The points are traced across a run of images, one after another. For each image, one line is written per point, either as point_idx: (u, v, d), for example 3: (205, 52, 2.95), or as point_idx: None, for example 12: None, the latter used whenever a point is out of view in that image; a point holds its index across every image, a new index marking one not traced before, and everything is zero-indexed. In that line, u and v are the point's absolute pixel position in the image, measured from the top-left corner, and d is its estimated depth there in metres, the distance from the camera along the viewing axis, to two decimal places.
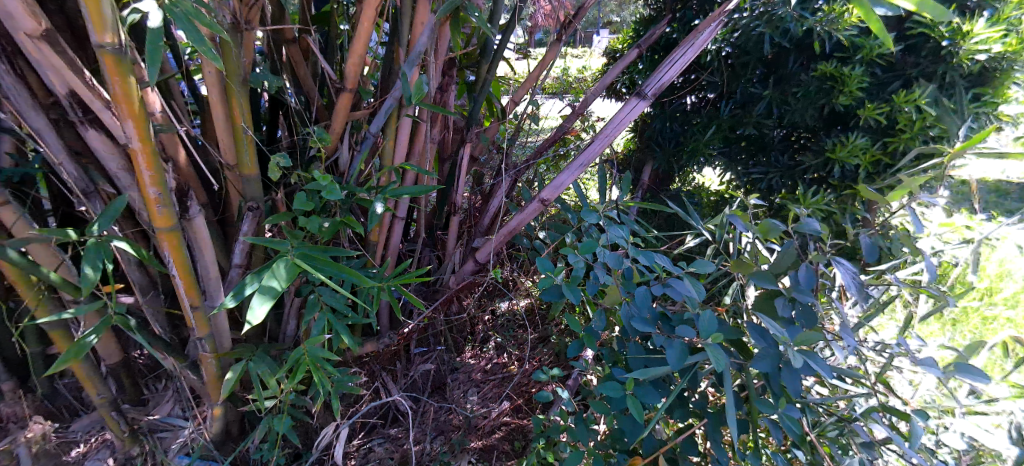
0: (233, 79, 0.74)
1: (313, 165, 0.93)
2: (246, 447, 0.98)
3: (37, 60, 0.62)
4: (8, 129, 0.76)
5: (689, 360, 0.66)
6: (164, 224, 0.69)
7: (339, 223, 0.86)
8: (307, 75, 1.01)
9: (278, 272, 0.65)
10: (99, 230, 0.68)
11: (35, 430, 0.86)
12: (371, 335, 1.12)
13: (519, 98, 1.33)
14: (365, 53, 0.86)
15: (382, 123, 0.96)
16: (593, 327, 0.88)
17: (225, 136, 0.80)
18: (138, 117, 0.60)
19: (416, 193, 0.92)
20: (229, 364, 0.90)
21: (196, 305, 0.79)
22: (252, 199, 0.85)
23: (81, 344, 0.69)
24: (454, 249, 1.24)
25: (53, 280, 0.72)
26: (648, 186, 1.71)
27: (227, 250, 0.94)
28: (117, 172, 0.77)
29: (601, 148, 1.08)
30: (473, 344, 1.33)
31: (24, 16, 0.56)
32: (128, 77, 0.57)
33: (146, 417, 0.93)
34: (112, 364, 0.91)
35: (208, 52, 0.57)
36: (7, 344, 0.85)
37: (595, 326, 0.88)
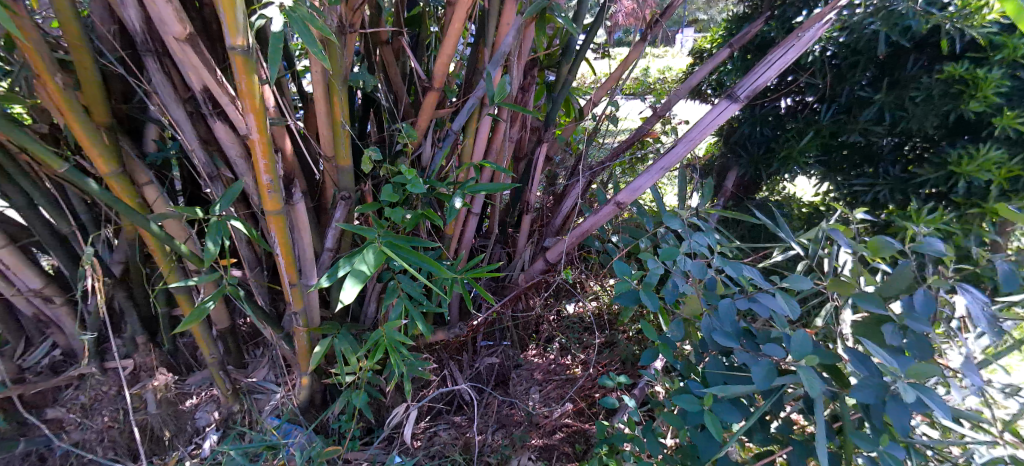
0: (335, 78, 0.81)
1: (400, 160, 0.99)
2: (328, 416, 1.06)
3: (181, 60, 0.72)
4: (154, 119, 0.88)
5: (777, 380, 0.62)
6: (273, 207, 0.78)
7: (420, 215, 0.91)
8: (397, 75, 1.07)
9: (367, 258, 0.70)
10: (220, 210, 0.78)
11: (160, 380, 1.00)
12: (441, 324, 1.16)
13: (598, 100, 1.30)
14: (454, 54, 0.90)
15: (463, 122, 0.99)
16: (669, 336, 0.84)
17: (326, 130, 0.87)
18: (257, 111, 0.67)
19: (493, 190, 0.95)
20: (318, 338, 0.99)
21: (294, 282, 0.88)
22: (345, 189, 0.92)
23: (200, 309, 0.81)
24: (525, 248, 1.25)
25: (182, 251, 0.84)
26: (732, 194, 1.61)
27: (321, 235, 1.02)
28: (235, 159, 0.87)
29: (684, 152, 1.03)
30: (538, 343, 1.34)
31: (174, 21, 0.65)
32: (252, 75, 0.64)
33: (245, 379, 1.07)
34: (221, 329, 1.03)
35: (319, 53, 0.63)
36: (143, 303, 0.99)
37: (672, 335, 0.85)
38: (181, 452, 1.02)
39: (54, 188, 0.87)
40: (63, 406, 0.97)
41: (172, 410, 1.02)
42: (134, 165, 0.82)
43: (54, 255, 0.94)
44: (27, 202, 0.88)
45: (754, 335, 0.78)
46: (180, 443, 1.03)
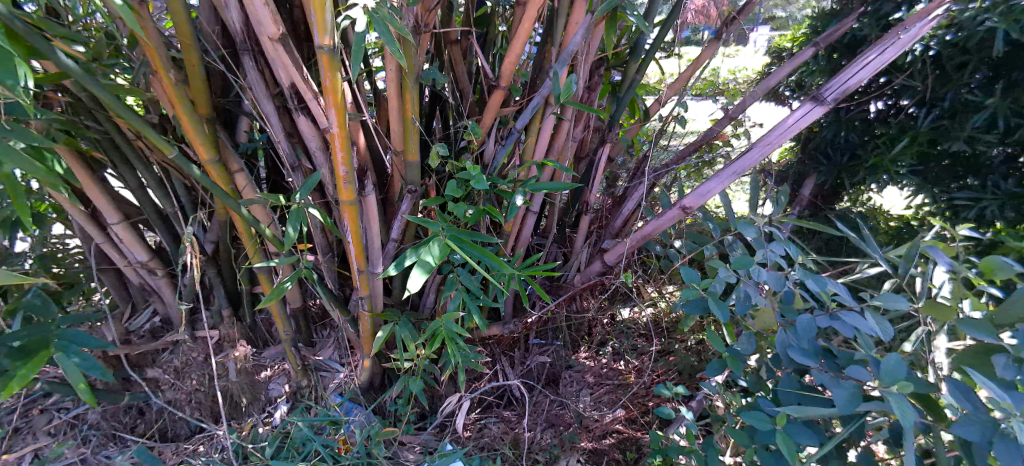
0: (409, 75, 0.84)
1: (464, 156, 1.01)
2: (386, 399, 1.12)
3: (273, 58, 0.78)
4: (247, 113, 0.96)
5: (863, 407, 0.58)
6: (347, 197, 0.83)
7: (482, 210, 0.93)
8: (464, 74, 1.10)
9: (433, 249, 0.72)
10: (301, 198, 0.84)
11: (240, 350, 1.10)
12: (496, 319, 1.18)
13: (665, 100, 1.26)
14: (522, 53, 0.91)
15: (527, 120, 1.00)
16: (738, 348, 0.80)
17: (397, 126, 0.91)
18: (338, 107, 0.72)
19: (555, 189, 0.95)
20: (380, 324, 1.04)
21: (362, 269, 0.93)
22: (411, 183, 0.96)
23: (280, 288, 0.89)
24: (582, 248, 1.24)
25: (266, 234, 0.91)
26: (809, 203, 1.51)
27: (387, 225, 1.07)
28: (315, 151, 0.93)
29: (759, 157, 0.97)
30: (590, 345, 1.32)
31: (269, 22, 0.71)
32: (336, 73, 0.69)
33: (314, 357, 1.14)
34: (294, 308, 1.11)
35: (396, 51, 0.66)
36: (229, 280, 1.09)
37: (741, 349, 0.81)
38: (255, 418, 1.11)
39: (162, 173, 0.97)
40: (160, 367, 1.09)
41: (249, 379, 1.11)
42: (229, 153, 0.91)
43: (159, 233, 1.05)
44: (140, 184, 0.99)
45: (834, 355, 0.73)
46: (254, 410, 1.12)
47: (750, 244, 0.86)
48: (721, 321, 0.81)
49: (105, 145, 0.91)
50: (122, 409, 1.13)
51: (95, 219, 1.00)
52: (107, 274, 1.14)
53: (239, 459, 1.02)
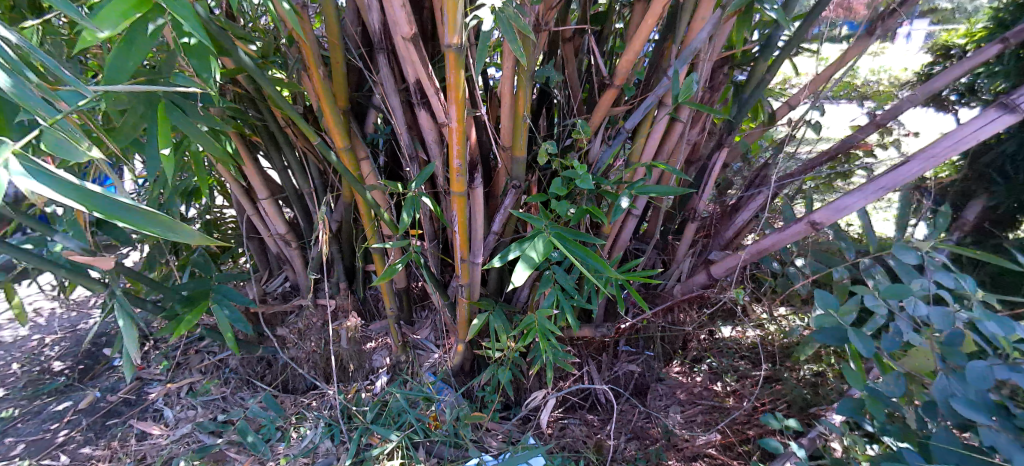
0: (524, 74, 0.86)
1: (570, 154, 1.01)
2: (474, 384, 1.16)
3: (404, 56, 0.84)
4: (375, 106, 1.05)
5: None
6: (458, 189, 0.88)
7: (585, 210, 0.92)
8: (577, 71, 1.09)
9: (538, 246, 0.74)
10: (416, 187, 0.91)
11: (351, 321, 1.22)
12: (587, 321, 1.16)
13: (796, 103, 1.14)
14: (641, 50, 0.87)
15: (638, 120, 0.96)
16: (880, 389, 0.71)
17: (508, 123, 0.93)
18: (458, 103, 0.76)
19: (664, 193, 0.91)
20: (476, 312, 1.08)
21: (465, 258, 0.98)
22: (516, 178, 0.97)
23: (392, 268, 0.97)
24: (684, 258, 1.17)
25: (384, 218, 1.00)
26: (974, 229, 1.27)
27: (489, 218, 1.10)
28: (431, 144, 0.99)
29: (914, 173, 0.83)
30: (684, 360, 1.25)
31: (404, 23, 0.76)
32: (460, 70, 0.72)
33: (412, 335, 1.23)
34: (400, 288, 1.20)
35: (518, 50, 0.68)
36: (348, 257, 1.21)
37: (884, 389, 0.71)
38: (359, 384, 1.22)
39: (302, 157, 1.11)
40: (288, 327, 1.26)
41: (357, 348, 1.23)
42: (358, 143, 1.00)
43: (295, 209, 1.20)
44: (285, 166, 1.13)
45: (1016, 415, 0.61)
46: (359, 376, 1.24)
47: (903, 273, 0.75)
48: (863, 357, 0.72)
49: (262, 132, 1.06)
50: (255, 360, 1.32)
51: (249, 195, 1.17)
52: (253, 242, 1.32)
53: (344, 418, 1.14)
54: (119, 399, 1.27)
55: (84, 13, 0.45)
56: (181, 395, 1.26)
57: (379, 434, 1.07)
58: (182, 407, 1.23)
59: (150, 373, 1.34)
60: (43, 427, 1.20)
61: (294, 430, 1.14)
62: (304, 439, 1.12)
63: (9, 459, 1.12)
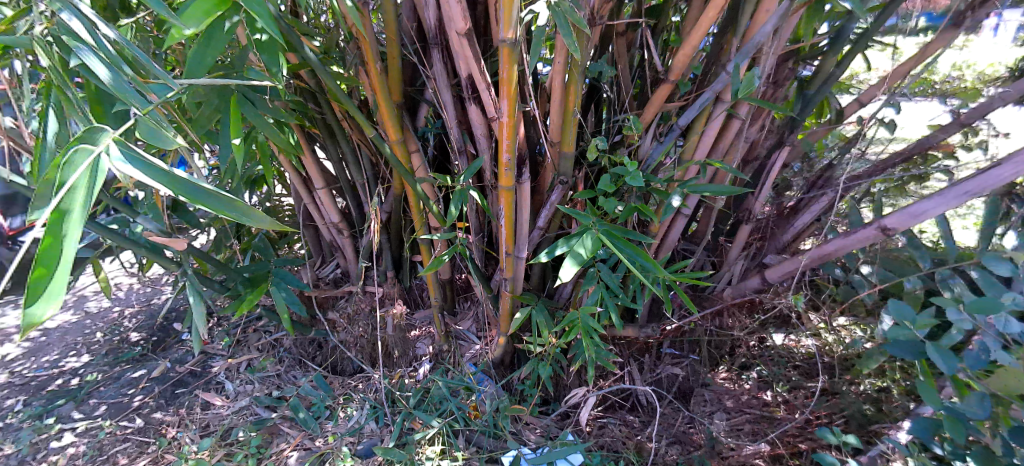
0: (576, 68, 0.85)
1: (620, 151, 0.99)
2: (514, 377, 1.17)
3: (457, 52, 0.85)
4: (427, 100, 1.07)
5: None
6: (506, 184, 0.88)
7: (633, 208, 0.90)
8: (630, 65, 1.06)
9: (586, 242, 0.74)
10: (465, 181, 0.93)
11: (397, 309, 1.26)
12: (630, 321, 1.14)
13: (868, 100, 1.06)
14: (699, 44, 0.84)
15: (693, 117, 0.92)
16: (959, 409, 0.66)
17: (557, 117, 0.92)
18: (511, 97, 0.76)
19: (718, 193, 0.87)
20: (519, 306, 1.09)
21: (510, 252, 0.99)
22: (564, 174, 0.97)
23: (439, 259, 0.99)
24: (736, 261, 1.13)
25: (433, 211, 1.02)
26: None
27: (534, 213, 1.10)
28: (480, 138, 1.00)
29: (1008, 176, 0.74)
30: (731, 366, 1.21)
31: (459, 18, 0.77)
32: (513, 65, 0.73)
33: (455, 325, 1.26)
34: (444, 279, 1.22)
35: (573, 45, 0.67)
36: (396, 246, 1.25)
37: (964, 410, 0.66)
38: (403, 370, 1.26)
39: (357, 149, 1.15)
40: (338, 311, 1.32)
41: (402, 335, 1.27)
42: (410, 136, 1.03)
43: (348, 199, 1.25)
44: (340, 158, 1.18)
45: None
46: (403, 362, 1.28)
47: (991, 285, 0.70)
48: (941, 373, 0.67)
49: (320, 124, 1.11)
50: (308, 341, 1.39)
51: (306, 184, 1.23)
52: (308, 229, 1.39)
53: (389, 402, 1.18)
54: (187, 370, 1.38)
55: (172, 11, 0.48)
56: (241, 370, 1.35)
57: (421, 419, 1.10)
58: (242, 381, 1.32)
59: (214, 348, 1.45)
60: (122, 391, 1.32)
61: (341, 410, 1.19)
62: (351, 419, 1.17)
63: (94, 418, 1.24)
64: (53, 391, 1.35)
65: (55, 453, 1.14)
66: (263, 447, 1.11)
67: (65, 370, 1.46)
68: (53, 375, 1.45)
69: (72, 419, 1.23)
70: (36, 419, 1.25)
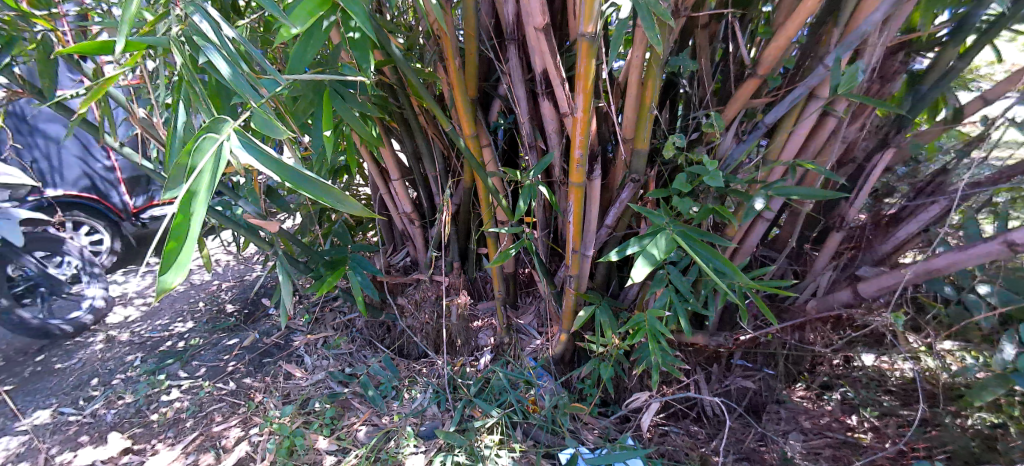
0: (655, 63, 0.82)
1: (698, 149, 0.94)
2: (574, 375, 1.17)
3: (534, 47, 0.85)
4: (501, 95, 1.09)
5: None
6: (576, 180, 0.87)
7: (710, 209, 0.85)
8: (712, 59, 1.00)
9: (659, 243, 0.72)
10: (535, 176, 0.93)
11: (461, 299, 1.29)
12: (699, 328, 1.09)
13: (997, 96, 0.93)
14: (794, 36, 0.77)
15: (782, 114, 0.86)
16: None
17: (632, 114, 0.89)
18: (587, 92, 0.75)
19: (808, 197, 0.80)
20: (582, 304, 1.08)
21: (576, 250, 0.98)
22: (636, 172, 0.94)
23: (505, 253, 1.01)
24: (822, 271, 1.04)
25: (501, 205, 1.04)
26: None
27: (603, 211, 1.08)
28: (551, 134, 0.99)
29: None
30: (810, 385, 1.12)
31: (538, 13, 0.78)
32: (591, 60, 0.71)
33: (517, 319, 1.27)
34: (509, 273, 1.24)
35: (655, 39, 0.65)
36: (463, 238, 1.28)
37: None
38: (465, 358, 1.30)
39: (431, 143, 1.19)
40: (407, 298, 1.38)
41: (465, 325, 1.31)
42: (482, 131, 1.05)
43: (420, 191, 1.30)
44: (415, 151, 1.23)
45: None
46: (465, 351, 1.32)
47: None
48: None
49: (399, 119, 1.16)
50: (377, 324, 1.47)
51: (383, 176, 1.30)
52: (382, 218, 1.47)
53: (451, 388, 1.23)
54: (272, 342, 1.51)
55: (282, 12, 0.53)
56: (318, 346, 1.46)
57: (480, 408, 1.13)
58: (319, 356, 1.42)
59: (296, 324, 1.58)
60: (219, 356, 1.48)
61: (406, 391, 1.25)
62: (414, 401, 1.22)
63: (196, 377, 1.40)
64: (164, 351, 1.54)
65: (165, 405, 1.30)
66: (336, 418, 1.20)
67: (174, 333, 1.66)
68: (164, 337, 1.65)
69: (179, 377, 1.40)
70: (150, 374, 1.43)
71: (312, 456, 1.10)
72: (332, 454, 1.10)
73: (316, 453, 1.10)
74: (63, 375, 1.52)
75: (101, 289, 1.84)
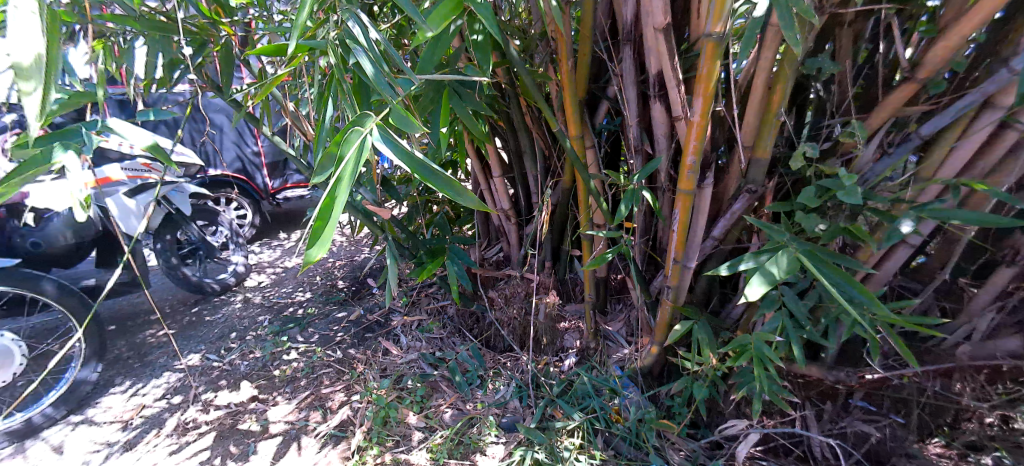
0: (788, 64, 0.74)
1: (830, 161, 0.84)
2: (663, 391, 1.11)
3: (651, 47, 0.83)
4: (610, 97, 1.07)
5: None
6: (685, 187, 0.83)
7: (841, 229, 0.76)
8: (858, 61, 0.89)
9: (780, 261, 0.67)
10: (640, 181, 0.90)
11: (550, 299, 1.30)
12: (814, 359, 0.98)
13: None
14: (972, 35, 0.66)
15: (944, 125, 0.74)
16: None
17: (755, 119, 0.82)
18: (707, 95, 0.71)
19: (974, 223, 0.68)
20: (679, 318, 1.02)
21: (678, 260, 0.93)
22: (754, 182, 0.87)
23: (602, 257, 0.99)
24: (982, 311, 0.88)
25: (602, 208, 1.02)
26: None
27: (710, 221, 1.01)
28: (661, 138, 0.95)
29: None
30: (953, 442, 0.96)
31: (659, 12, 0.75)
32: (717, 61, 0.67)
33: (605, 325, 1.25)
34: (601, 278, 1.22)
35: (794, 39, 0.59)
36: (558, 239, 1.29)
37: None
38: (550, 357, 1.30)
39: (534, 143, 1.21)
40: (498, 292, 1.42)
41: (552, 324, 1.31)
42: (588, 133, 1.04)
43: (519, 189, 1.33)
44: (518, 150, 1.26)
45: None
46: (550, 350, 1.32)
47: None
48: None
49: (506, 117, 1.20)
50: (468, 313, 1.53)
51: (485, 173, 1.35)
52: (480, 213, 1.53)
53: (534, 385, 1.24)
54: (374, 319, 1.65)
55: (421, 16, 0.57)
56: (413, 328, 1.56)
57: (563, 409, 1.13)
58: (413, 337, 1.52)
59: (395, 305, 1.70)
60: (330, 326, 1.64)
61: (491, 382, 1.29)
62: (498, 392, 1.26)
63: (310, 343, 1.57)
64: (287, 316, 1.76)
65: (285, 363, 1.48)
66: (425, 397, 1.27)
67: (296, 301, 1.88)
68: (288, 304, 1.88)
69: (297, 340, 1.59)
70: (275, 335, 1.64)
71: (403, 429, 1.18)
72: (420, 431, 1.17)
73: (406, 427, 1.19)
74: (211, 326, 1.80)
75: (242, 257, 2.13)
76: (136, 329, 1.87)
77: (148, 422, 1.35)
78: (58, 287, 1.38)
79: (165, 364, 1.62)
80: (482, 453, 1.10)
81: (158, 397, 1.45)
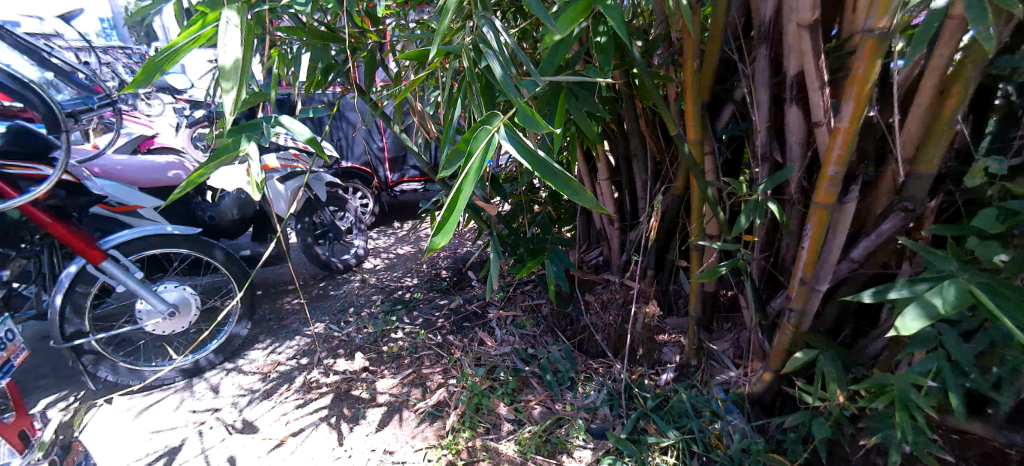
0: (973, 63, 0.63)
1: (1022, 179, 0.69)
2: (774, 423, 1.01)
3: (793, 45, 0.75)
4: (737, 100, 0.99)
5: None
6: (823, 201, 0.74)
7: None
8: None
9: (945, 292, 0.57)
10: (767, 191, 0.83)
11: (651, 309, 1.25)
12: (978, 414, 0.81)
13: None
14: None
15: None
16: None
17: (920, 127, 0.71)
18: (861, 99, 0.62)
19: None
20: (800, 346, 0.92)
21: (806, 281, 0.84)
22: (912, 199, 0.74)
23: (714, 270, 0.92)
24: None
25: (718, 218, 0.95)
26: None
27: (849, 241, 0.90)
28: (795, 145, 0.86)
29: None
30: None
31: (807, 8, 0.68)
32: (878, 61, 0.59)
33: (710, 343, 1.17)
34: (709, 293, 1.15)
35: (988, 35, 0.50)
36: (664, 248, 1.24)
37: None
38: (646, 369, 1.26)
39: (646, 146, 1.17)
40: (595, 296, 1.40)
41: (650, 335, 1.27)
42: (707, 138, 0.98)
43: (625, 193, 1.30)
44: (628, 153, 1.24)
45: None
46: (646, 362, 1.28)
47: None
48: None
49: (618, 120, 1.18)
50: (563, 314, 1.54)
51: (592, 175, 1.34)
52: (582, 217, 1.55)
53: (627, 395, 1.21)
54: (472, 309, 1.73)
55: (552, 19, 0.58)
56: (508, 322, 1.61)
57: (657, 425, 1.08)
58: (508, 331, 1.57)
59: (493, 298, 1.77)
60: (433, 312, 1.76)
61: (581, 385, 1.28)
62: (588, 397, 1.24)
63: (414, 325, 1.70)
64: (396, 298, 1.92)
65: (392, 341, 1.61)
66: (516, 391, 1.30)
67: (404, 285, 2.05)
68: (397, 287, 2.05)
69: (404, 321, 1.73)
70: (385, 314, 1.81)
71: (493, 418, 1.22)
72: (509, 422, 1.20)
73: (496, 416, 1.23)
74: (333, 300, 2.03)
75: (362, 242, 2.38)
76: (275, 296, 2.17)
77: (281, 376, 1.56)
78: (224, 254, 1.66)
79: (296, 329, 1.86)
80: (569, 455, 1.10)
81: (289, 356, 1.67)
